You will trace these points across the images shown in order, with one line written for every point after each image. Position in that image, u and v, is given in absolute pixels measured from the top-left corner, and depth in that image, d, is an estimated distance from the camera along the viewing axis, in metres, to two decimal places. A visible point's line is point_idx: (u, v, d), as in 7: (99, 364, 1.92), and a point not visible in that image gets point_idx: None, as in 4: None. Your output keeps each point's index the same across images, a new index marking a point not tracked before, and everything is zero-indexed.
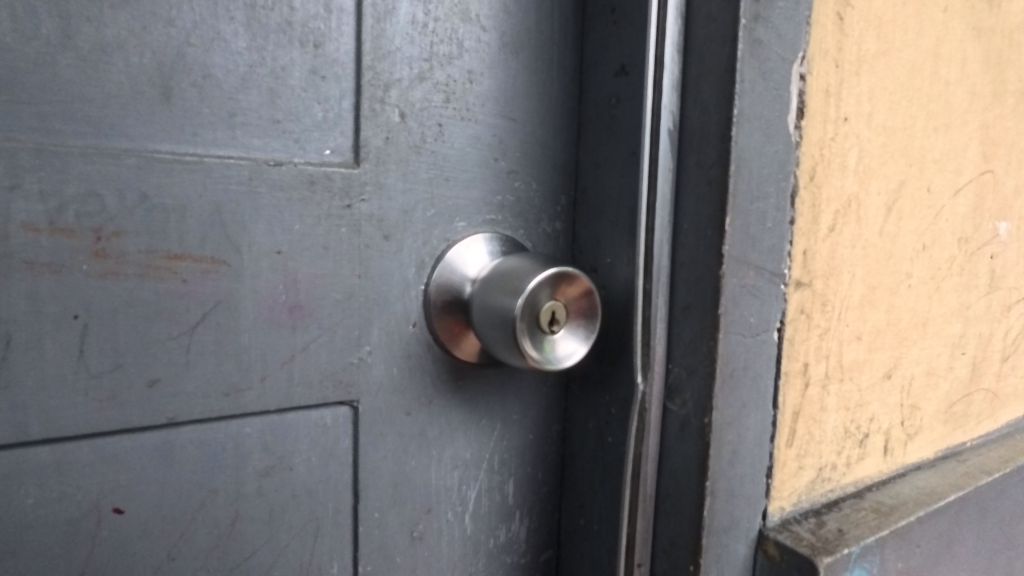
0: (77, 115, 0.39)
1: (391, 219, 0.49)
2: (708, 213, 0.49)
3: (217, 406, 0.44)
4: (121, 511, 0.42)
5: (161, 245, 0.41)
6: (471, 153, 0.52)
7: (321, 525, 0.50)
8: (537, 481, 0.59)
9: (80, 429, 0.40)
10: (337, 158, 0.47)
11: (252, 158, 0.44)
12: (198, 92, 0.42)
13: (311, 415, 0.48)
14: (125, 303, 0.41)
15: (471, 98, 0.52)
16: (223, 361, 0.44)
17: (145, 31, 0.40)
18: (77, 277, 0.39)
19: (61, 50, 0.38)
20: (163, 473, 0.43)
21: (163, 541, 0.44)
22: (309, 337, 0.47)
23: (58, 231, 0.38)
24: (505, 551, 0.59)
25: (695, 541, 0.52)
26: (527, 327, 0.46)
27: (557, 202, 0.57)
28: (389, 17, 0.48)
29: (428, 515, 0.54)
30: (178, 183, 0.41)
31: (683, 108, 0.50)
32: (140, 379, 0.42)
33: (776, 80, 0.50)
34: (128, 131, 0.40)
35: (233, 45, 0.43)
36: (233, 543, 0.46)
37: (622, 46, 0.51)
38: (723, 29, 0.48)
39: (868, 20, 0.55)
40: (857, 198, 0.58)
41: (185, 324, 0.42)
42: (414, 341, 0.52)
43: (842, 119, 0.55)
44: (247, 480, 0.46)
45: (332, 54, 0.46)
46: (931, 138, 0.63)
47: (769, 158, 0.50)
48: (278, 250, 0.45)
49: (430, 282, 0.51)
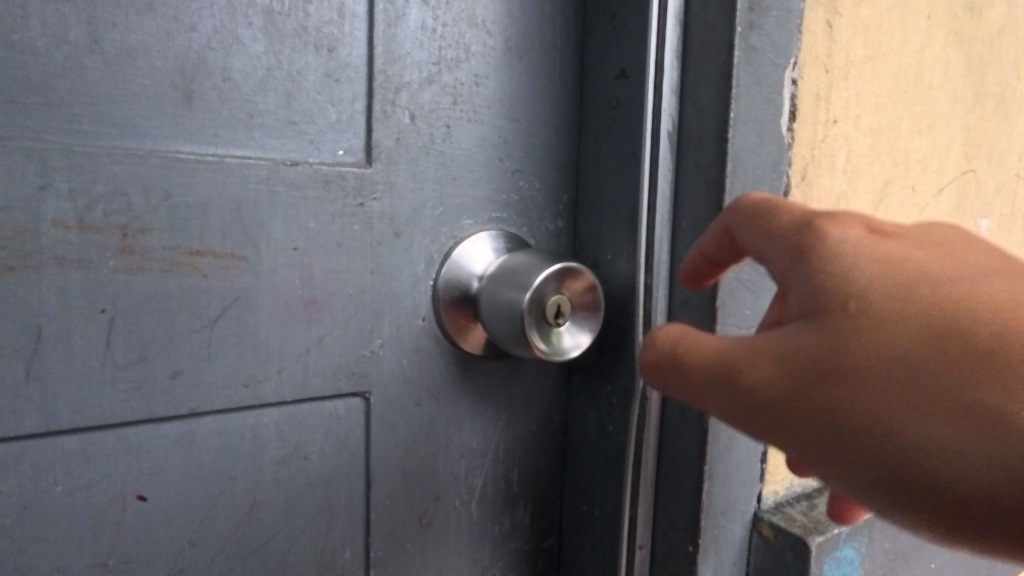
0: (105, 117, 0.41)
1: (401, 217, 0.51)
2: (705, 211, 0.52)
3: (237, 397, 0.46)
4: (145, 499, 0.44)
5: (184, 241, 0.43)
6: (477, 153, 0.54)
7: (334, 512, 0.52)
8: (540, 469, 0.62)
9: (107, 418, 0.42)
10: (350, 158, 0.49)
11: (270, 158, 0.46)
12: (218, 95, 0.44)
13: (326, 406, 0.50)
14: (150, 297, 0.42)
15: (477, 100, 0.54)
16: (243, 354, 0.46)
17: (169, 36, 0.42)
18: (105, 273, 0.41)
19: (89, 54, 0.40)
20: (185, 461, 0.45)
21: (186, 526, 0.46)
22: (324, 330, 0.49)
23: (87, 228, 0.40)
24: (510, 537, 0.61)
25: (694, 523, 0.54)
26: (535, 321, 0.49)
27: (560, 200, 0.59)
28: (399, 22, 0.50)
29: (436, 502, 0.56)
30: (200, 183, 0.43)
31: (681, 111, 0.52)
32: (164, 370, 0.43)
33: (770, 84, 0.52)
34: (152, 132, 0.42)
35: (252, 50, 0.45)
36: (251, 528, 0.48)
37: (622, 51, 0.53)
38: (720, 35, 0.50)
39: (856, 27, 0.58)
40: (846, 197, 0.61)
41: (206, 318, 0.44)
42: (423, 335, 0.54)
43: (831, 122, 0.58)
44: (264, 468, 0.48)
45: (345, 58, 0.48)
46: (915, 139, 0.66)
47: (763, 159, 0.53)
48: (294, 247, 0.47)
49: (438, 277, 0.53)
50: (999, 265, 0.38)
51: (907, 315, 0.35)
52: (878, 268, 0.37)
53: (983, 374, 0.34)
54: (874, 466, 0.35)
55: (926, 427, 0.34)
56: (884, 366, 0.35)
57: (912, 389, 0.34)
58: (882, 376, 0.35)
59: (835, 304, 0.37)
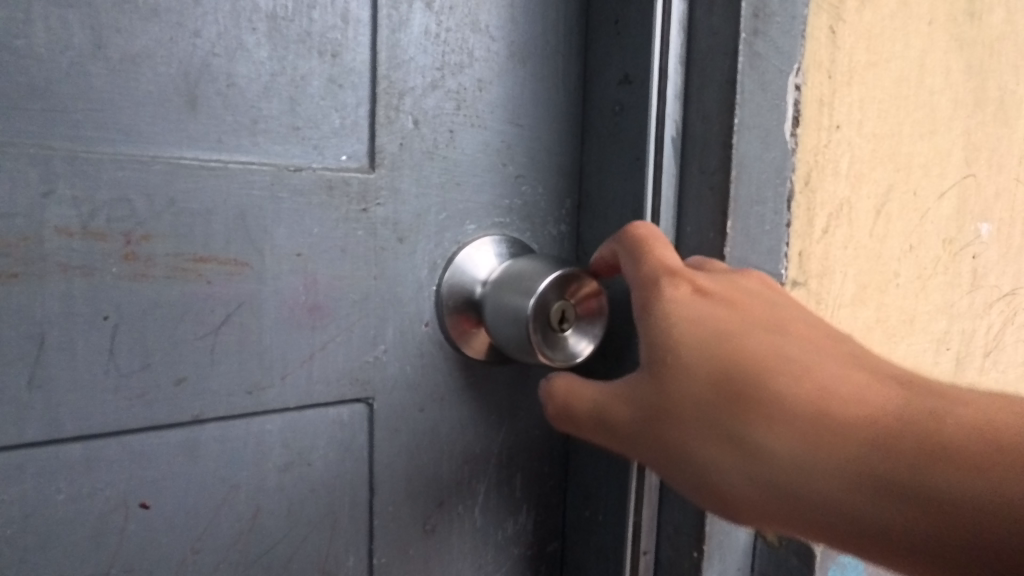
0: (108, 123, 0.40)
1: (405, 223, 0.51)
2: (709, 217, 0.52)
3: (240, 404, 0.46)
4: (148, 507, 0.44)
5: (187, 248, 0.43)
6: (481, 158, 0.54)
7: (337, 519, 0.51)
8: (543, 475, 0.61)
9: (110, 426, 0.42)
10: (354, 164, 0.49)
11: (274, 164, 0.46)
12: (222, 100, 0.44)
13: (329, 412, 0.50)
14: (153, 304, 0.42)
15: (480, 105, 0.54)
16: (246, 360, 0.46)
17: (172, 41, 0.42)
18: (108, 279, 0.41)
19: (93, 60, 0.40)
20: (188, 468, 0.45)
21: (188, 534, 0.45)
22: (327, 336, 0.49)
23: (90, 235, 0.40)
24: (513, 543, 0.61)
25: (699, 528, 0.55)
26: (541, 340, 0.49)
27: (562, 205, 0.59)
28: (403, 27, 0.50)
29: (440, 508, 0.56)
30: (203, 189, 0.43)
31: (685, 117, 0.52)
32: (167, 377, 0.43)
33: (774, 90, 0.52)
34: (156, 138, 0.42)
35: (256, 55, 0.45)
36: (255, 536, 0.48)
37: (626, 56, 0.53)
38: (724, 42, 0.50)
39: (858, 32, 0.58)
40: (848, 202, 0.61)
41: (210, 324, 0.44)
42: (426, 340, 0.53)
43: (834, 127, 0.58)
44: (268, 475, 0.48)
45: (349, 63, 0.48)
46: (916, 144, 0.66)
47: (767, 164, 0.53)
48: (298, 252, 0.47)
49: (441, 283, 0.53)
50: (788, 324, 0.45)
51: (705, 366, 0.43)
52: (691, 324, 0.44)
53: (750, 411, 0.41)
54: (678, 476, 0.44)
55: (712, 452, 0.42)
56: (684, 404, 0.43)
57: (702, 423, 0.42)
58: (683, 411, 0.43)
59: (655, 355, 0.44)
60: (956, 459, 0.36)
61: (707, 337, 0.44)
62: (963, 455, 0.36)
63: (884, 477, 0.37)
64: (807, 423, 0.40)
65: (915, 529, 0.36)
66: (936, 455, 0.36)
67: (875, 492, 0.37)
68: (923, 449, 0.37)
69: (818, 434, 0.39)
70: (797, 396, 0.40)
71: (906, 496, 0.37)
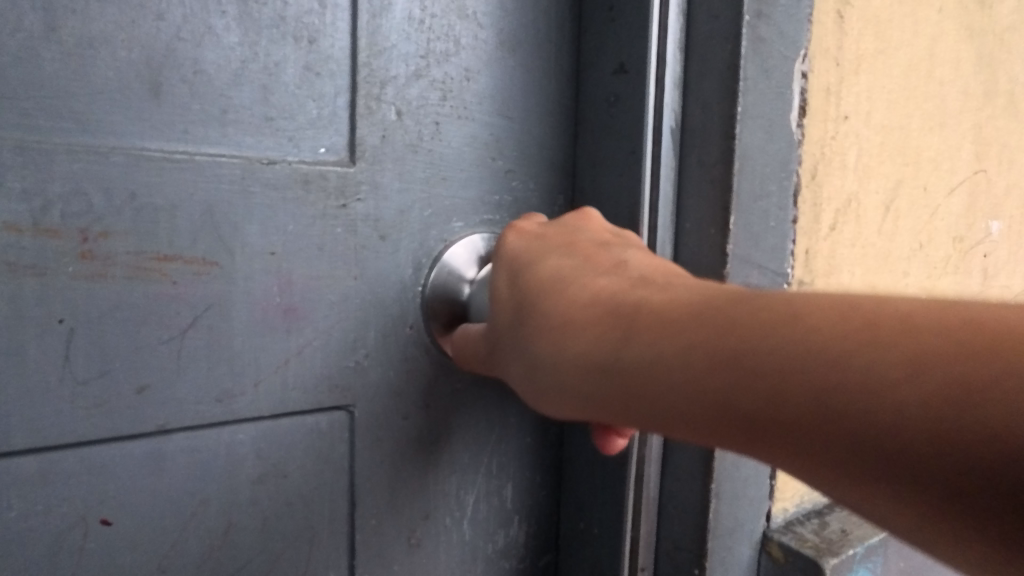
0: (62, 111, 0.37)
1: (387, 219, 0.48)
2: (711, 212, 0.49)
3: (209, 413, 0.43)
4: (110, 523, 0.41)
5: (150, 246, 0.40)
6: (468, 151, 0.51)
7: (316, 534, 0.48)
8: (536, 484, 0.59)
9: (66, 438, 0.39)
10: (333, 157, 0.46)
11: (245, 156, 0.43)
12: (188, 88, 0.41)
13: (307, 421, 0.47)
14: (113, 306, 0.39)
15: (467, 96, 0.51)
16: (216, 365, 0.43)
17: (133, 24, 0.39)
18: (63, 280, 0.38)
19: (45, 44, 0.37)
20: (152, 482, 0.42)
21: (153, 552, 0.42)
22: (304, 340, 0.46)
23: (43, 232, 0.37)
24: (504, 556, 0.58)
25: (699, 545, 0.52)
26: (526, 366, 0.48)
27: (555, 201, 0.56)
28: (385, 12, 0.47)
29: (426, 521, 0.53)
30: (168, 182, 0.40)
31: (685, 107, 0.50)
32: (129, 385, 0.40)
33: (778, 78, 0.49)
34: (116, 128, 0.39)
35: (225, 40, 0.42)
36: (226, 553, 0.45)
37: (622, 44, 0.51)
38: (726, 27, 0.47)
39: (866, 19, 0.55)
40: (856, 198, 0.58)
41: (175, 328, 0.41)
42: (410, 344, 0.51)
43: (842, 118, 0.55)
44: (240, 488, 0.45)
45: (326, 50, 0.45)
46: (926, 137, 0.63)
47: (771, 157, 0.50)
48: (272, 251, 0.44)
49: (427, 283, 0.50)
50: (580, 243, 0.42)
51: (508, 293, 0.41)
52: (508, 260, 0.43)
53: (521, 330, 0.39)
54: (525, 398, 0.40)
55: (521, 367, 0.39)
56: (502, 331, 0.41)
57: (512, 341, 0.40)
58: (502, 337, 0.41)
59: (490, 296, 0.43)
60: (720, 336, 0.31)
61: (509, 268, 0.42)
62: (707, 335, 0.31)
63: (641, 371, 0.33)
64: (580, 324, 0.36)
65: (692, 416, 0.31)
66: (679, 344, 0.32)
67: (631, 388, 0.33)
68: (685, 331, 0.32)
69: (586, 329, 0.35)
70: (558, 302, 0.37)
71: (641, 383, 0.33)
